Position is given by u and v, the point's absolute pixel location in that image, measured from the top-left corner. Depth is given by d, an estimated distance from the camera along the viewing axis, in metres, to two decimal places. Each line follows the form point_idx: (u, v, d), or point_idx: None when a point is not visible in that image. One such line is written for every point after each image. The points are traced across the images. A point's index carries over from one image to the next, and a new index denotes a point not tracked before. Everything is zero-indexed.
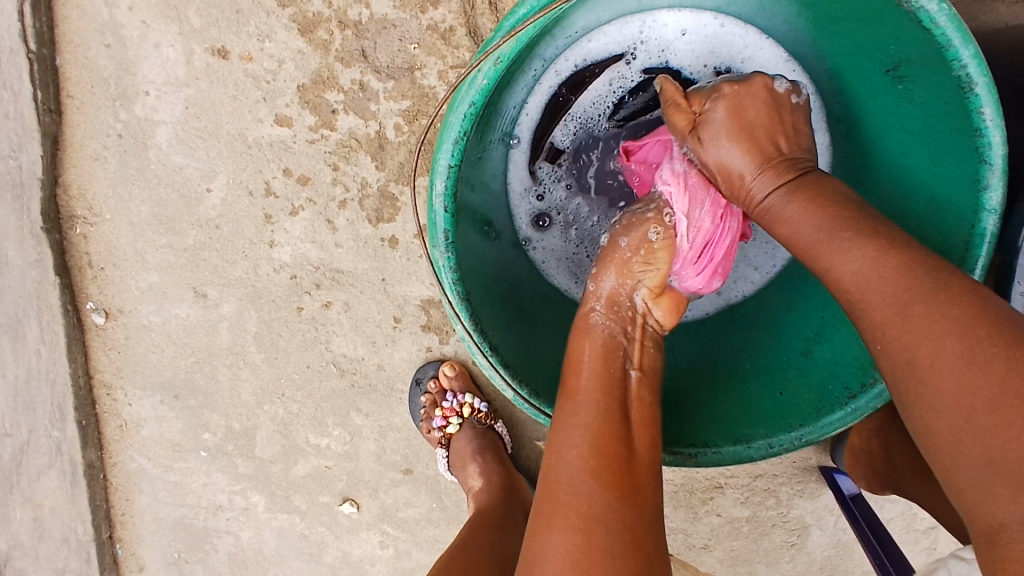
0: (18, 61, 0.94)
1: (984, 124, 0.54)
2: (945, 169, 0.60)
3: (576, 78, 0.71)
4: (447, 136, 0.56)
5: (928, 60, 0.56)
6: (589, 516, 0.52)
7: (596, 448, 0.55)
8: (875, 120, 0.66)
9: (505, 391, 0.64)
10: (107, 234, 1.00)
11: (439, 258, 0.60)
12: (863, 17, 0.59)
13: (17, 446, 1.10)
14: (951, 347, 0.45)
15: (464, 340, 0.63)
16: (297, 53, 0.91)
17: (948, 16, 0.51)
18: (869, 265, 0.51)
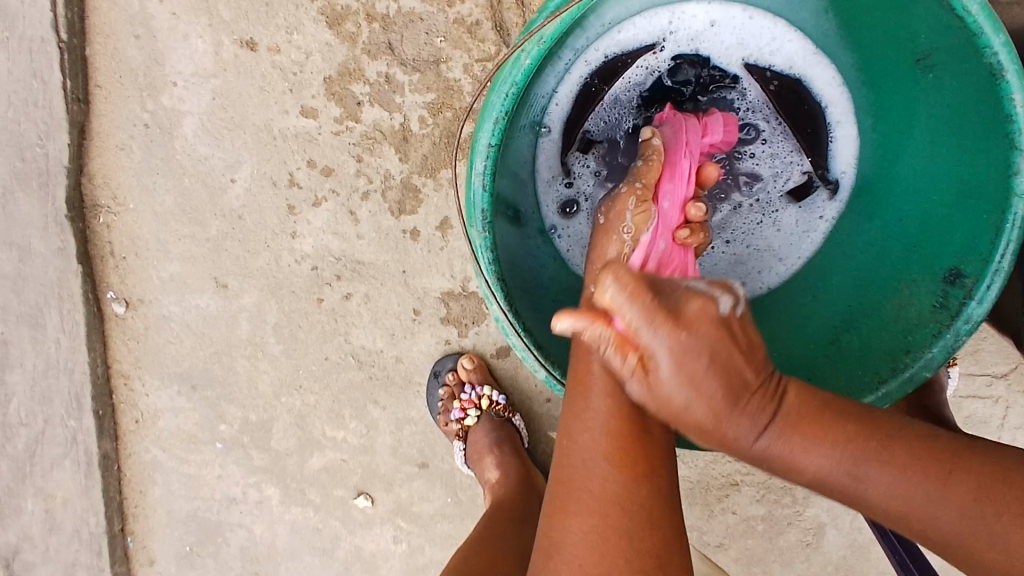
0: (47, 50, 0.95)
1: (1015, 111, 0.54)
2: (977, 157, 0.61)
3: (607, 68, 0.71)
4: (488, 116, 0.57)
5: (958, 48, 0.57)
6: (604, 500, 0.52)
7: (610, 431, 0.55)
8: (903, 110, 0.67)
9: (538, 372, 0.65)
10: (130, 224, 1.01)
11: (477, 238, 0.61)
12: (893, 6, 0.60)
13: (32, 435, 1.10)
14: (948, 512, 0.46)
15: (498, 322, 0.64)
16: (324, 45, 0.92)
17: (979, 4, 0.51)
18: (878, 485, 0.48)
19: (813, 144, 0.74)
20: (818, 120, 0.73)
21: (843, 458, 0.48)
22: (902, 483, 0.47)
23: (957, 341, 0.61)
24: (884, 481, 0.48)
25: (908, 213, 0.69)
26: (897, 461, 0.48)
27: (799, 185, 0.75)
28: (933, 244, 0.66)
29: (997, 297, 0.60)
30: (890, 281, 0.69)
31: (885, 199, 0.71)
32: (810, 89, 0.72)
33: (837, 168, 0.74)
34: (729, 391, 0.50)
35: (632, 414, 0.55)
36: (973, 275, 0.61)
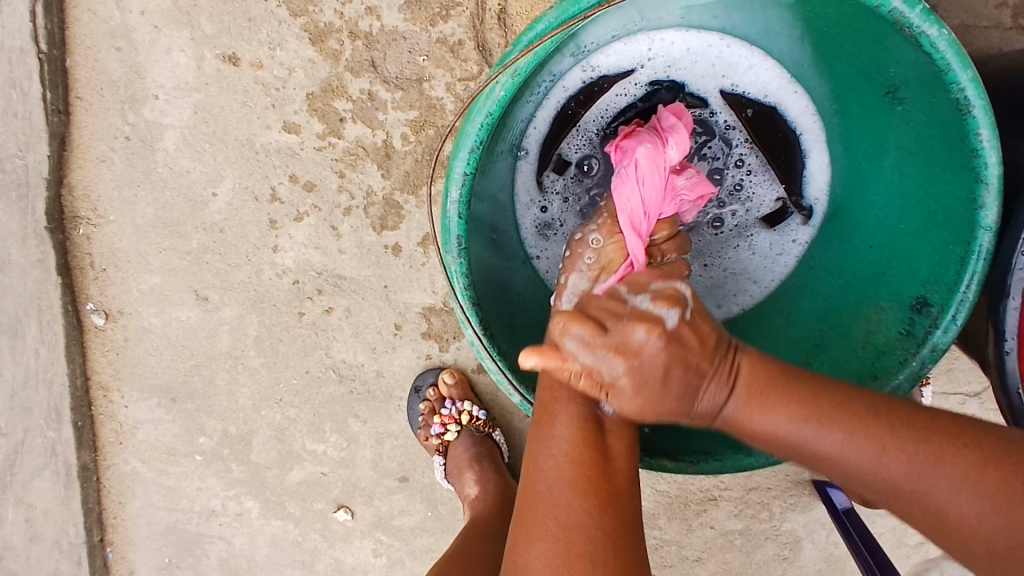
0: (29, 62, 0.94)
1: (981, 146, 0.56)
2: (944, 189, 0.62)
3: (585, 92, 0.72)
4: (464, 145, 0.57)
5: (927, 83, 0.58)
6: (568, 525, 0.53)
7: (573, 459, 0.56)
8: (873, 140, 0.69)
9: (513, 396, 0.66)
10: (111, 235, 1.00)
11: (452, 263, 0.61)
12: (864, 39, 0.61)
13: (12, 446, 1.09)
14: (960, 501, 0.47)
15: (473, 346, 0.64)
16: (307, 62, 0.92)
17: (947, 41, 0.53)
18: (830, 442, 0.51)
19: (788, 170, 0.75)
20: (792, 146, 0.74)
21: (798, 416, 0.52)
22: (850, 440, 0.50)
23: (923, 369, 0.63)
24: (829, 435, 0.51)
25: (875, 240, 0.70)
26: (867, 427, 0.50)
27: (773, 211, 0.76)
28: (899, 273, 0.68)
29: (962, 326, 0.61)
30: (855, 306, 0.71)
31: (855, 224, 0.72)
32: (784, 117, 0.73)
33: (811, 195, 0.75)
34: (654, 377, 0.54)
35: (597, 441, 0.58)
36: (939, 304, 0.62)
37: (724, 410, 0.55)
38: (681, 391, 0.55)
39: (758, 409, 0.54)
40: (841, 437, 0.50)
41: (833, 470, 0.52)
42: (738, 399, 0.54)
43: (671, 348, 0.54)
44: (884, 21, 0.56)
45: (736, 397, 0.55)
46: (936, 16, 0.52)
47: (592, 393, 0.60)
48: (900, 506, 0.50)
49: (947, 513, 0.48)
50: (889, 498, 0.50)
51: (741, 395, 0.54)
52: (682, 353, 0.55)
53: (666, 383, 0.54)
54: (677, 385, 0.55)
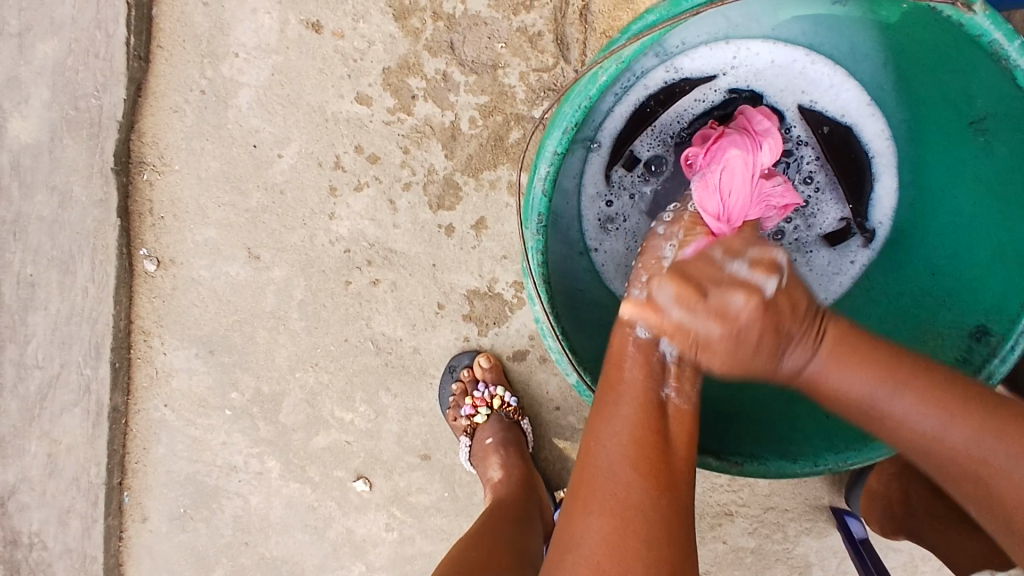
0: (118, 6, 0.97)
1: None
2: (1015, 222, 0.63)
3: (665, 92, 0.72)
4: (558, 125, 0.59)
5: (1014, 116, 0.59)
6: (627, 505, 0.54)
7: (636, 441, 0.57)
8: (947, 169, 0.69)
9: (569, 375, 0.67)
10: (173, 185, 1.03)
11: (529, 240, 0.63)
12: (954, 68, 0.62)
13: (46, 379, 1.11)
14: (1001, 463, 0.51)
15: (537, 323, 0.66)
16: (388, 36, 0.94)
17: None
18: (927, 421, 0.53)
19: (855, 190, 0.75)
20: (861, 169, 0.74)
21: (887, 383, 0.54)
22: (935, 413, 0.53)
23: None
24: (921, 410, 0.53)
25: (936, 267, 0.71)
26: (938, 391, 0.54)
27: (836, 230, 0.76)
28: (959, 300, 0.69)
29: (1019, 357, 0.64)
30: (911, 333, 0.72)
31: (915, 249, 0.73)
32: (859, 139, 0.73)
33: (874, 219, 0.75)
34: (749, 338, 0.58)
35: (661, 427, 0.59)
36: (999, 333, 0.65)
37: (810, 366, 0.58)
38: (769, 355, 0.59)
39: (841, 367, 0.57)
40: (915, 398, 0.54)
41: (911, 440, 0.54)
42: (824, 358, 0.57)
43: (760, 307, 0.58)
44: (980, 52, 0.57)
45: (822, 356, 0.57)
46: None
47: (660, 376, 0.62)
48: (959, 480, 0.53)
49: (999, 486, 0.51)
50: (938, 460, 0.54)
51: (826, 356, 0.57)
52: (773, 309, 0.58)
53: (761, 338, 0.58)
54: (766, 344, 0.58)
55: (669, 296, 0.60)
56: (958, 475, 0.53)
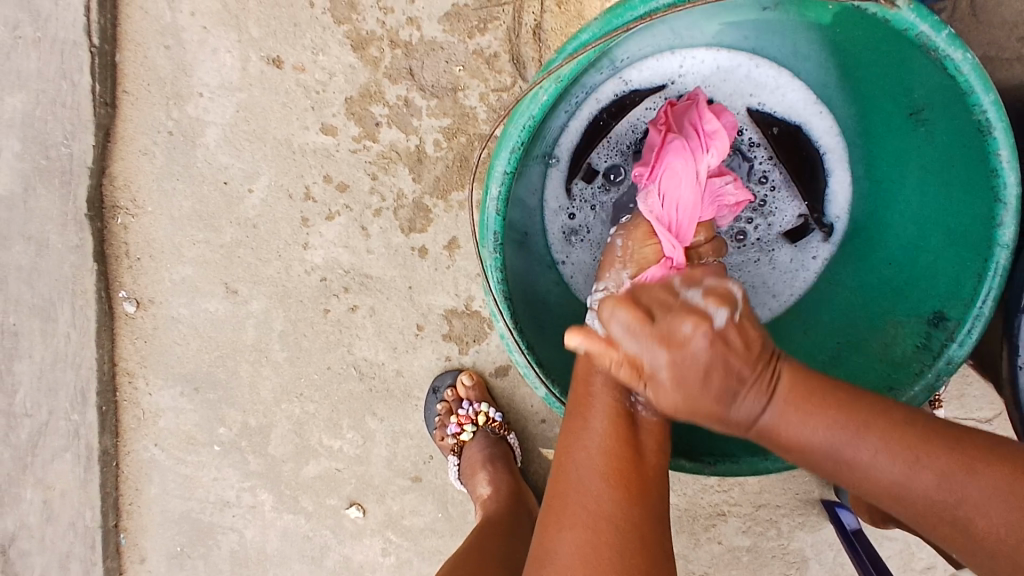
0: (80, 55, 0.97)
1: (1001, 166, 0.58)
2: (964, 208, 0.64)
3: (617, 104, 0.74)
4: (505, 145, 0.60)
5: (950, 105, 0.60)
6: (598, 516, 0.55)
7: (606, 452, 0.58)
8: (897, 158, 0.70)
9: (538, 389, 0.68)
10: (147, 227, 1.03)
11: (487, 258, 0.64)
12: (892, 61, 0.63)
13: (35, 428, 1.12)
14: (989, 503, 0.47)
15: (502, 338, 0.66)
16: (348, 67, 0.94)
17: (971, 65, 0.55)
18: (885, 468, 0.49)
19: (811, 187, 0.76)
20: (816, 166, 0.75)
21: (849, 430, 0.50)
22: (905, 469, 0.48)
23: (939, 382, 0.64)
24: (872, 451, 0.49)
25: (895, 257, 0.72)
26: (904, 436, 0.49)
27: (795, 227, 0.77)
28: (918, 288, 0.69)
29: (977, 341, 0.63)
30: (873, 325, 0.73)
31: (876, 240, 0.74)
32: (810, 137, 0.74)
33: (832, 213, 0.77)
34: (696, 372, 0.53)
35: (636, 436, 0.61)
36: (956, 319, 0.65)
37: (760, 419, 0.54)
38: (720, 394, 0.54)
39: (794, 421, 0.52)
40: (867, 440, 0.50)
41: (870, 485, 0.50)
42: (778, 407, 0.53)
43: (716, 343, 0.53)
44: (912, 45, 0.58)
45: (774, 406, 0.53)
46: (962, 41, 0.54)
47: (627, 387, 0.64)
48: (904, 506, 0.49)
49: (974, 524, 0.47)
50: (889, 493, 0.50)
51: (779, 405, 0.53)
52: (725, 341, 0.54)
53: (708, 384, 0.53)
54: (716, 390, 0.54)
55: (634, 339, 0.55)
56: (931, 517, 0.49)
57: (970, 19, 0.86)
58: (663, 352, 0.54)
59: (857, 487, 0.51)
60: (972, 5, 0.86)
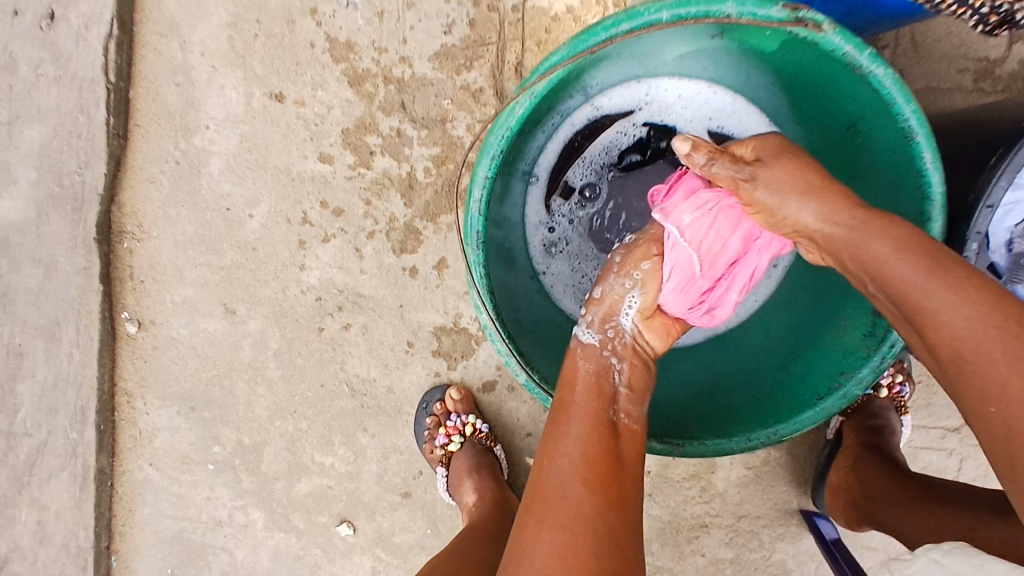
0: (96, 90, 1.04)
1: (925, 167, 0.65)
2: (898, 207, 0.71)
3: (591, 127, 0.82)
4: (487, 153, 0.67)
5: (881, 116, 0.67)
6: (577, 519, 0.59)
7: (586, 457, 0.63)
8: (843, 167, 0.78)
9: (518, 376, 0.73)
10: (151, 251, 1.09)
11: (471, 254, 0.71)
12: (828, 79, 0.70)
13: (34, 446, 1.15)
14: (971, 317, 0.52)
15: (485, 329, 0.72)
16: (345, 101, 1.02)
17: (892, 79, 0.62)
18: (902, 266, 0.57)
19: None
20: None
21: (879, 232, 0.59)
22: (919, 268, 0.56)
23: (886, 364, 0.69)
24: (899, 257, 0.57)
25: None
26: (926, 247, 0.57)
27: None
28: None
29: None
30: (827, 320, 0.79)
31: None
32: None
33: None
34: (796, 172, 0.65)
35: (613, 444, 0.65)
36: None
37: (808, 220, 0.65)
38: (797, 188, 0.65)
39: (842, 218, 0.62)
40: (894, 246, 0.58)
41: (890, 286, 0.58)
42: (829, 209, 0.63)
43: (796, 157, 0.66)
44: (840, 65, 0.65)
45: (826, 209, 0.64)
46: (882, 57, 0.60)
47: (606, 396, 0.68)
48: (912, 314, 0.56)
49: (957, 330, 0.53)
50: (903, 296, 0.57)
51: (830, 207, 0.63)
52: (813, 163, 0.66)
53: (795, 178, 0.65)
54: (795, 179, 0.65)
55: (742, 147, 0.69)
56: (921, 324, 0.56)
57: (912, 53, 0.92)
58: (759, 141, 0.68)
59: (883, 292, 0.59)
60: (913, 40, 0.92)
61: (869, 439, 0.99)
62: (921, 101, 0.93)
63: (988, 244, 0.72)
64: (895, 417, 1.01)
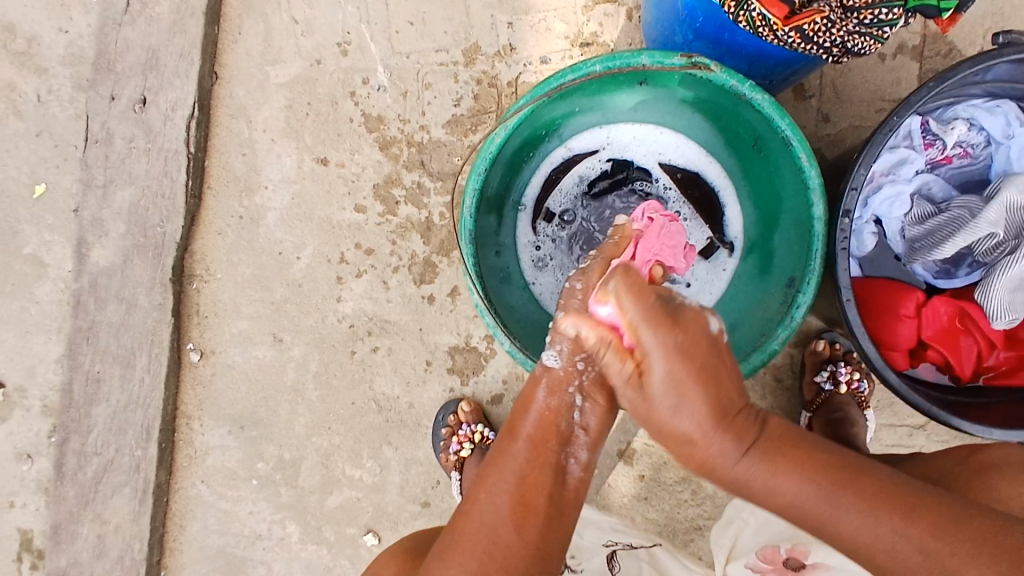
0: (179, 160, 1.29)
1: (805, 165, 0.84)
2: (795, 202, 0.91)
3: (565, 165, 1.04)
4: (474, 171, 0.89)
5: (770, 133, 0.89)
6: (496, 545, 0.68)
7: (521, 488, 0.71)
8: (758, 181, 0.98)
9: (504, 344, 0.89)
10: (215, 290, 1.31)
11: (465, 249, 0.90)
12: (731, 109, 0.92)
13: (101, 465, 1.32)
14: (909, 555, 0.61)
15: (478, 309, 0.89)
16: (376, 162, 1.27)
17: (767, 101, 0.83)
18: (846, 515, 0.63)
19: (712, 217, 1.03)
20: (713, 200, 1.03)
21: (828, 487, 0.65)
22: (870, 517, 0.63)
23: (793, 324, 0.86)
24: (846, 511, 0.63)
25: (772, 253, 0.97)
26: (876, 494, 0.64)
27: (705, 247, 1.03)
28: (781, 267, 0.94)
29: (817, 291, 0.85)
30: (757, 303, 0.97)
31: (761, 247, 0.99)
32: (706, 180, 1.03)
33: (731, 235, 1.03)
34: (688, 370, 0.67)
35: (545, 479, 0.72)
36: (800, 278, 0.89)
37: (744, 457, 0.67)
38: (696, 423, 0.67)
39: (774, 463, 0.67)
40: (858, 508, 0.63)
41: (850, 539, 0.64)
42: (759, 452, 0.67)
43: (683, 339, 0.68)
44: (735, 95, 0.87)
45: (757, 451, 0.67)
46: (758, 87, 0.82)
47: (557, 431, 0.75)
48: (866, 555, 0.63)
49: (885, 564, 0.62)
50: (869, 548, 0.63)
51: (759, 449, 0.67)
52: (710, 359, 0.69)
53: (686, 416, 0.68)
54: (719, 443, 0.67)
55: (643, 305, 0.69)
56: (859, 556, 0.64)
57: (835, 99, 1.14)
58: (664, 353, 0.67)
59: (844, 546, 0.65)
60: (835, 90, 1.14)
61: (830, 426, 1.09)
62: (847, 137, 1.14)
63: (886, 231, 1.01)
64: (857, 410, 1.12)
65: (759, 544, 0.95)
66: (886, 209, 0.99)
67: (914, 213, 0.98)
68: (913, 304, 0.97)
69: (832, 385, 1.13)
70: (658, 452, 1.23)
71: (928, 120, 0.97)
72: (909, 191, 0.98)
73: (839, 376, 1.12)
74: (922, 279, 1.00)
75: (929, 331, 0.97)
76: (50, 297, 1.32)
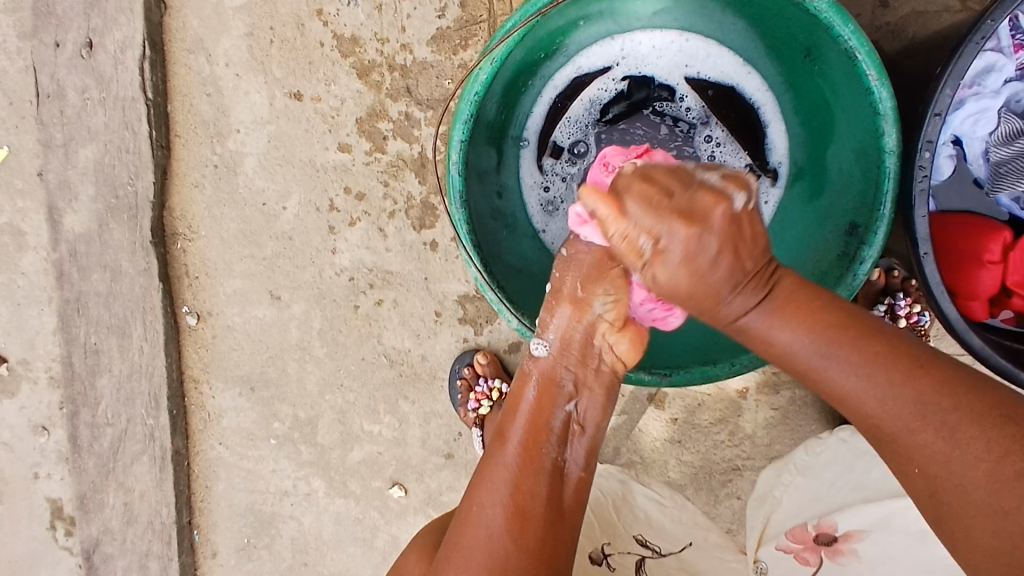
0: (138, 107, 1.15)
1: (873, 84, 0.69)
2: (856, 124, 0.75)
3: (571, 89, 0.88)
4: (459, 118, 0.74)
5: (826, 41, 0.73)
6: (493, 559, 0.65)
7: (513, 500, 0.67)
8: (807, 94, 0.82)
9: (512, 322, 0.80)
10: (202, 249, 1.21)
11: (456, 212, 0.77)
12: (777, 13, 0.76)
13: (117, 434, 1.29)
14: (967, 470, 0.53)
15: (476, 281, 0.79)
16: (356, 93, 1.11)
17: (826, 3, 0.67)
18: (855, 382, 0.58)
19: (753, 141, 0.88)
20: (753, 119, 0.88)
21: (821, 333, 0.60)
22: (882, 396, 0.56)
23: (857, 282, 0.75)
24: (856, 373, 0.58)
25: (824, 182, 0.83)
26: (903, 371, 0.56)
27: (742, 177, 0.89)
28: (837, 202, 0.80)
29: (886, 241, 0.73)
30: (808, 245, 0.84)
31: (810, 173, 0.85)
32: (743, 95, 0.87)
33: (774, 159, 0.88)
34: (716, 239, 0.60)
35: (539, 487, 0.68)
36: (862, 224, 0.76)
37: (749, 314, 0.63)
38: (722, 284, 0.62)
39: (785, 311, 0.62)
40: (880, 394, 0.57)
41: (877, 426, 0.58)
42: (766, 305, 0.62)
43: (728, 219, 0.60)
44: None
45: (767, 301, 0.62)
46: None
47: (545, 424, 0.72)
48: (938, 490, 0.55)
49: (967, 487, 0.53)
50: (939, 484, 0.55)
51: (773, 300, 0.62)
52: (735, 234, 0.60)
53: (717, 268, 0.61)
54: (723, 273, 0.61)
55: (636, 201, 0.60)
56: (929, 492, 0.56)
57: None
58: (682, 227, 0.59)
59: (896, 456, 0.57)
60: None
61: None
62: (910, 25, 0.95)
63: (965, 154, 0.86)
64: None
65: (787, 526, 0.94)
66: (969, 128, 0.84)
67: (1001, 132, 0.83)
68: (999, 246, 0.83)
69: (890, 320, 1.00)
70: (691, 393, 1.13)
71: (1021, 12, 0.80)
72: (996, 105, 0.82)
73: (898, 310, 0.99)
74: (1005, 212, 0.86)
75: (1015, 276, 0.84)
76: (33, 267, 1.23)
